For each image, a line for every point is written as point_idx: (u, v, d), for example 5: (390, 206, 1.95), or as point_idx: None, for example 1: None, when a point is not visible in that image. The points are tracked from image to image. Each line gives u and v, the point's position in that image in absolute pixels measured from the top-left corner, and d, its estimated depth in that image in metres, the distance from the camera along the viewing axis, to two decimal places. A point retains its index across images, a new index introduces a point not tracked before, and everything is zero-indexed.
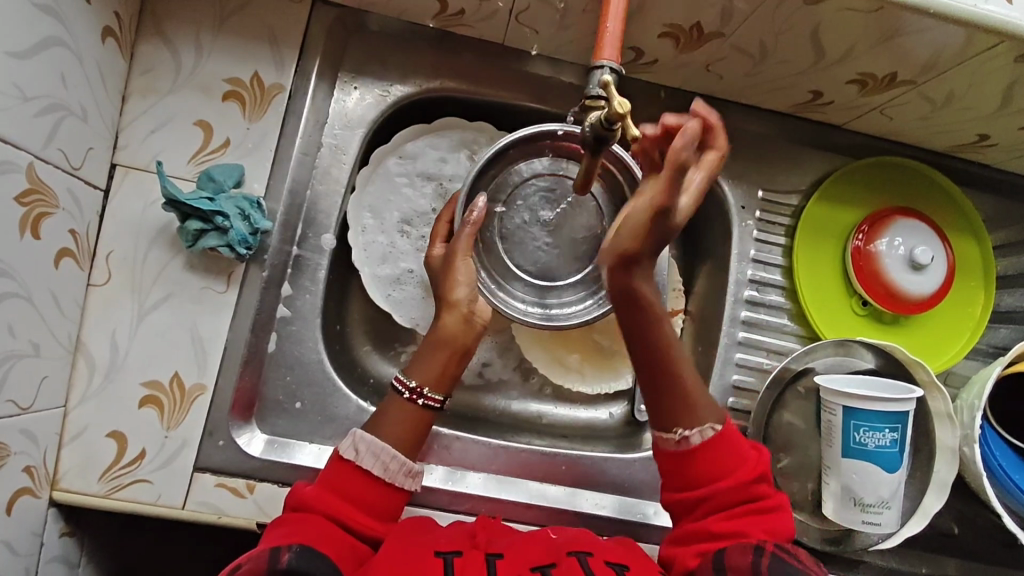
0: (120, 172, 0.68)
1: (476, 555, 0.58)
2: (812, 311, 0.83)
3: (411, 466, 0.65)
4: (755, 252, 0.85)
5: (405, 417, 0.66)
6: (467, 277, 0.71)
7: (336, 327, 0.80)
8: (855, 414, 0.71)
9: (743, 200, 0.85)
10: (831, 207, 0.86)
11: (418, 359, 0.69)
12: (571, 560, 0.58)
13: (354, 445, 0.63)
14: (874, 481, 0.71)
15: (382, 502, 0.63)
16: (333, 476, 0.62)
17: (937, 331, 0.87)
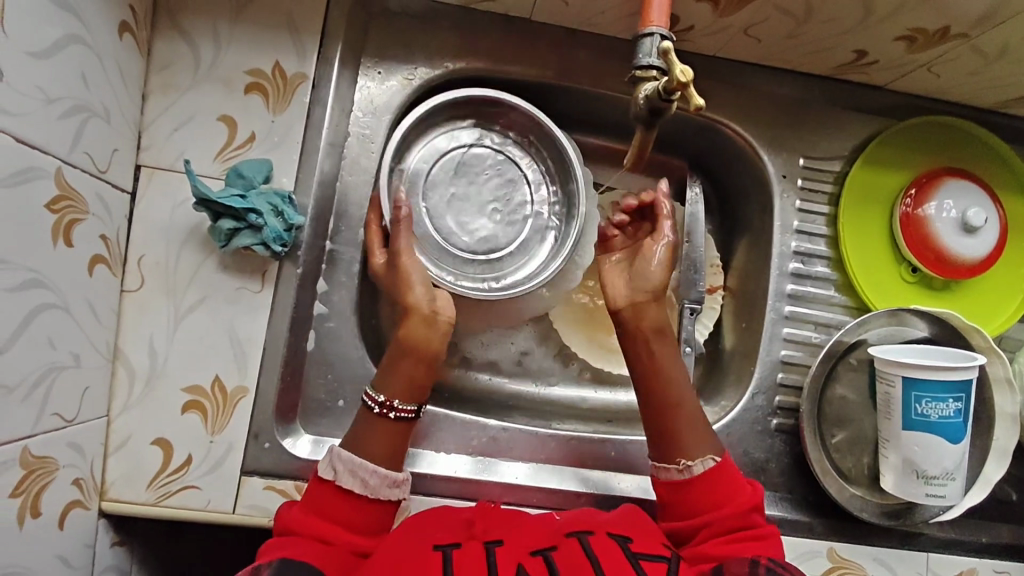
0: (146, 173, 0.66)
1: (475, 545, 0.57)
2: (860, 282, 0.80)
3: (390, 476, 0.62)
4: (798, 223, 0.82)
5: (378, 431, 0.63)
6: (423, 280, 0.67)
7: (371, 321, 0.78)
8: (916, 384, 0.68)
9: (784, 169, 0.82)
10: (876, 172, 0.83)
11: (386, 371, 0.65)
12: (571, 542, 0.58)
13: (332, 465, 0.61)
14: (937, 453, 0.68)
15: (372, 519, 0.61)
16: (309, 498, 0.61)
17: (990, 295, 0.84)
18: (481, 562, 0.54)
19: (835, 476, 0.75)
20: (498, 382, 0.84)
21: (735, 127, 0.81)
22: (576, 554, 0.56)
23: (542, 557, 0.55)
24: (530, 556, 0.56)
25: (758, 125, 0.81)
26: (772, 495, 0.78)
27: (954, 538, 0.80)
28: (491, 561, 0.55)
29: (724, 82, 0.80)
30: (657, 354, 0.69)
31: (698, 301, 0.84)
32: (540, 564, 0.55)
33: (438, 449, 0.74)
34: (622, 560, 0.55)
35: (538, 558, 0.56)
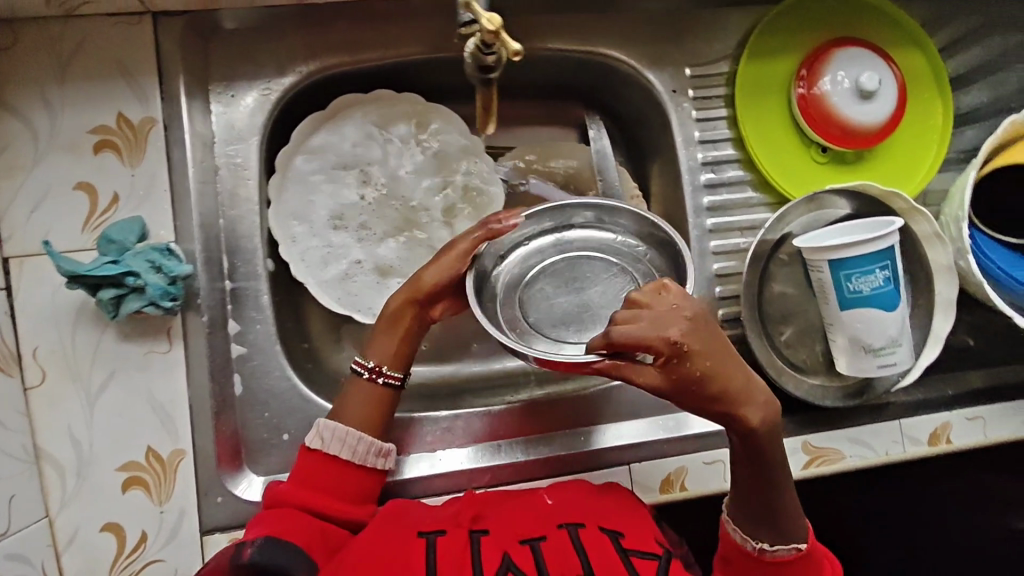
0: (15, 264, 0.63)
1: (459, 532, 0.57)
2: (772, 174, 0.79)
3: (379, 445, 0.66)
4: (699, 133, 0.79)
5: (370, 397, 0.67)
6: (441, 268, 0.66)
7: (301, 345, 0.77)
8: (842, 265, 0.68)
9: (672, 84, 0.79)
10: (764, 62, 0.81)
11: (376, 336, 0.68)
12: (562, 533, 0.58)
13: (319, 435, 0.64)
14: (873, 323, 0.69)
15: (358, 484, 0.65)
16: (299, 464, 0.64)
17: (902, 154, 0.84)
18: (464, 553, 0.54)
19: (791, 373, 0.75)
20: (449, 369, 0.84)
21: (615, 53, 0.79)
22: (565, 547, 0.56)
23: (530, 547, 0.56)
24: (517, 544, 0.56)
25: (636, 45, 0.79)
26: None
27: (922, 399, 0.80)
28: (475, 549, 0.55)
29: (589, 12, 0.78)
30: (765, 449, 0.60)
31: None
32: (527, 555, 0.54)
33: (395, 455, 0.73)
34: (612, 556, 0.56)
35: (526, 547, 0.56)
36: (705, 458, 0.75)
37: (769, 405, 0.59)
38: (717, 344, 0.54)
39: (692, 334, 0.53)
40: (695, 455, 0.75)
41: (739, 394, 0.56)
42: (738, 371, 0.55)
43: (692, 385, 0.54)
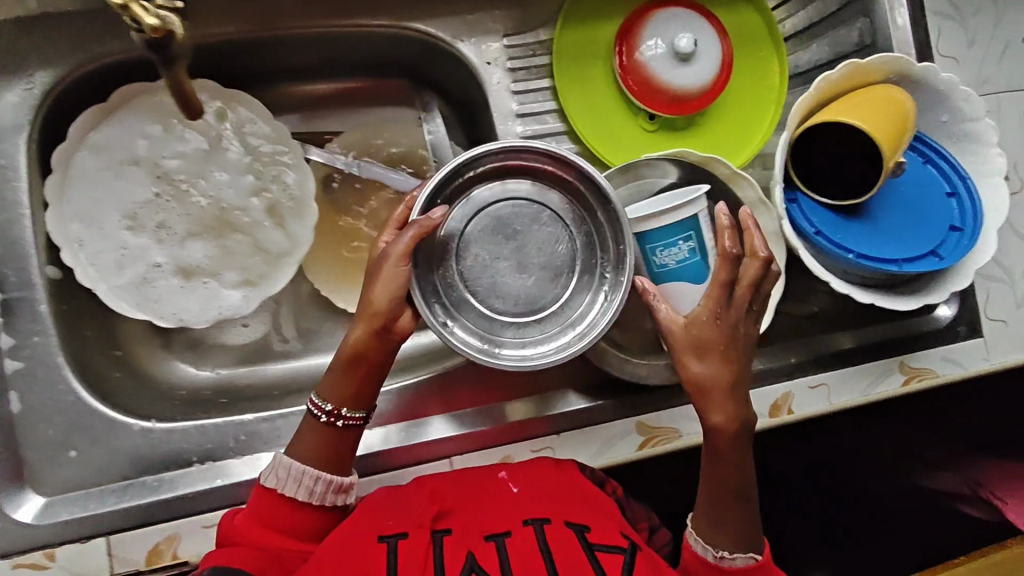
0: None
1: (422, 535, 0.56)
2: (596, 147, 0.75)
3: (335, 481, 0.62)
4: (517, 106, 0.75)
5: (318, 438, 0.63)
6: (387, 284, 0.62)
7: (112, 353, 0.76)
8: (645, 237, 0.67)
9: (486, 55, 0.75)
10: (586, 26, 0.77)
11: (328, 377, 0.64)
12: (526, 530, 0.57)
13: (274, 472, 0.61)
14: (684, 297, 0.68)
15: (313, 521, 0.61)
16: (253, 507, 0.60)
17: (738, 117, 0.80)
18: (427, 561, 0.54)
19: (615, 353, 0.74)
20: (291, 364, 0.83)
21: (422, 27, 0.74)
22: (529, 546, 0.56)
23: (492, 544, 0.56)
24: (482, 542, 0.56)
25: (444, 15, 0.74)
26: (569, 390, 0.75)
27: (761, 368, 0.79)
28: (438, 553, 0.55)
29: None
30: (730, 452, 0.65)
31: None
32: (491, 554, 0.55)
33: (195, 463, 0.68)
34: (578, 554, 0.55)
35: (491, 545, 0.56)
36: (531, 445, 0.73)
37: (744, 414, 0.64)
38: (736, 338, 0.64)
39: (725, 315, 0.63)
40: (521, 444, 0.73)
41: (717, 387, 0.63)
42: (733, 374, 0.63)
43: (695, 351, 0.63)
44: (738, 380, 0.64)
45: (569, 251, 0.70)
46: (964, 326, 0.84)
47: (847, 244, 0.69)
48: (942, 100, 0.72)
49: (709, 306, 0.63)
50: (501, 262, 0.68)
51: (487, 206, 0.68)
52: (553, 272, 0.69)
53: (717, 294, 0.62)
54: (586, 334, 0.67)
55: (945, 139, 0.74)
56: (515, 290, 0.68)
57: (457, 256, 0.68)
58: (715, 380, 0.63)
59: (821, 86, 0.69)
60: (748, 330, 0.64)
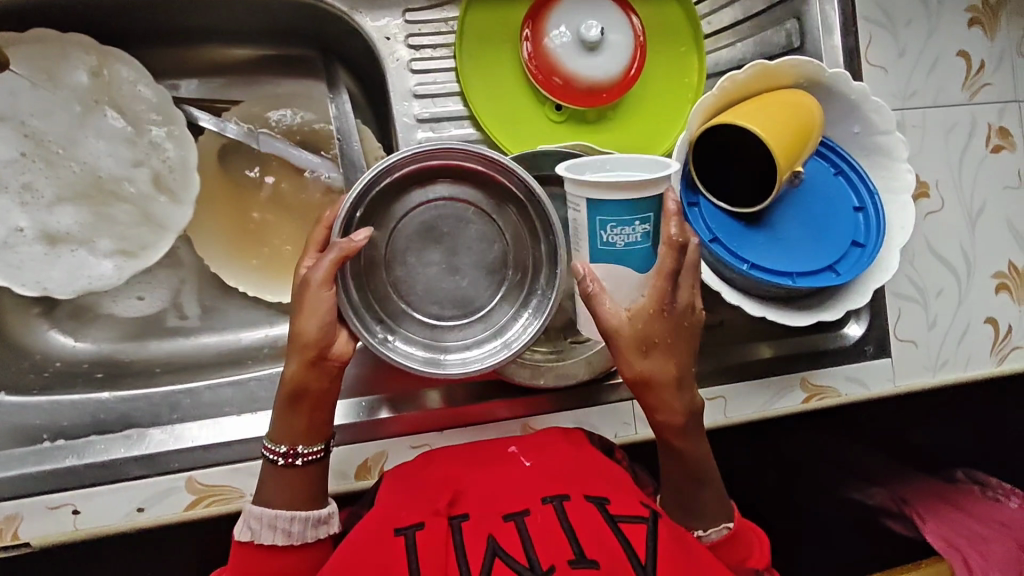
0: None
1: (440, 522, 0.51)
2: (495, 135, 0.72)
3: (312, 515, 0.58)
4: (416, 85, 0.72)
5: (281, 482, 0.58)
6: (318, 313, 0.57)
7: None
8: (600, 209, 0.56)
9: (387, 30, 0.72)
10: (498, 5, 0.73)
11: (276, 417, 0.59)
12: (547, 508, 0.50)
13: (247, 526, 0.56)
14: (621, 285, 0.59)
15: (305, 560, 0.57)
16: (234, 562, 0.56)
17: (652, 115, 0.77)
18: (446, 547, 0.48)
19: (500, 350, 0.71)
20: (175, 343, 0.77)
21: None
22: (552, 522, 0.49)
23: (513, 524, 0.49)
24: (501, 523, 0.50)
25: None
26: (455, 387, 0.72)
27: None
28: (457, 541, 0.49)
29: None
30: (689, 445, 0.62)
31: None
32: (512, 534, 0.48)
33: (43, 440, 0.67)
34: (601, 526, 0.49)
35: (511, 525, 0.50)
36: (409, 442, 0.69)
37: (695, 403, 0.61)
38: (681, 328, 0.58)
39: (673, 306, 0.57)
40: (397, 441, 0.69)
41: (665, 384, 0.58)
42: (681, 369, 0.58)
43: (641, 352, 0.58)
44: (685, 374, 0.59)
45: (497, 251, 0.69)
46: (872, 344, 0.80)
47: (743, 254, 0.67)
48: (854, 108, 0.69)
49: (655, 298, 0.56)
50: (433, 267, 0.68)
51: (412, 214, 0.67)
52: (487, 273, 0.69)
53: (665, 282, 0.56)
54: (518, 336, 0.66)
55: (853, 149, 0.72)
56: (452, 291, 0.68)
57: (384, 267, 0.67)
58: (666, 379, 0.58)
59: (727, 85, 0.66)
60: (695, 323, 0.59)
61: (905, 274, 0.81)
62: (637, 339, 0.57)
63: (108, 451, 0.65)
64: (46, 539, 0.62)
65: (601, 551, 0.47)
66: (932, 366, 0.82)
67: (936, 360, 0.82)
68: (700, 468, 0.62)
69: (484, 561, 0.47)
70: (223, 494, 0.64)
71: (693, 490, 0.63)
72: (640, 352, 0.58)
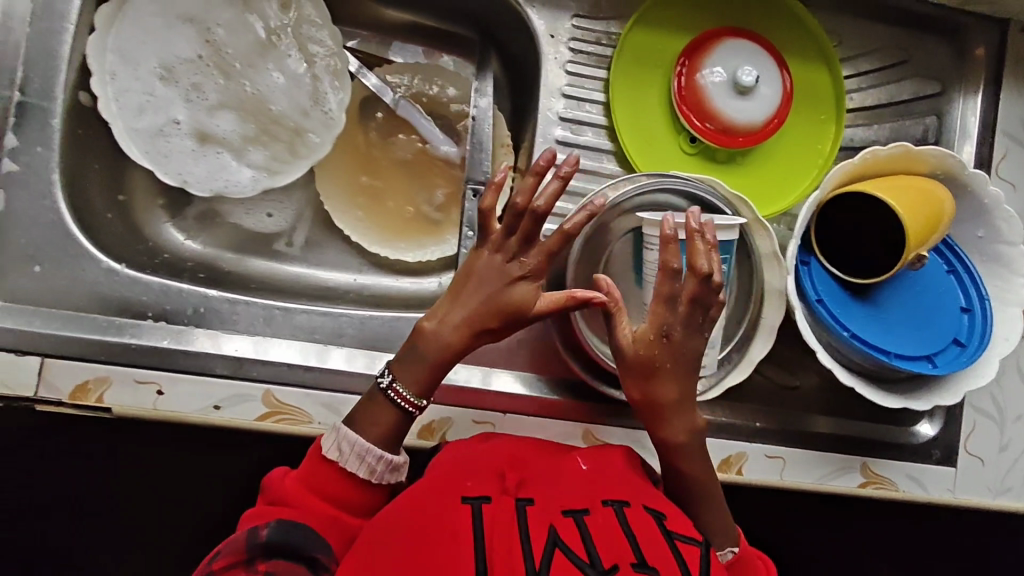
0: None
1: (505, 500, 0.53)
2: (629, 149, 0.74)
3: (394, 460, 0.57)
4: (566, 86, 0.75)
5: (382, 421, 0.58)
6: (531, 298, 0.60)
7: (115, 197, 0.75)
8: (686, 247, 0.61)
9: (552, 28, 0.75)
10: (656, 34, 0.76)
11: (407, 364, 0.59)
12: (607, 510, 0.52)
13: (337, 445, 0.56)
14: None
15: (369, 499, 0.57)
16: (309, 473, 0.56)
17: (778, 171, 0.78)
18: (512, 523, 0.50)
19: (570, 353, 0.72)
20: (275, 266, 0.81)
21: None
22: (612, 527, 0.51)
23: (573, 520, 0.51)
24: (561, 517, 0.51)
25: None
26: (528, 376, 0.73)
27: (727, 423, 0.75)
28: (522, 522, 0.50)
29: None
30: (692, 467, 0.62)
31: (481, 181, 0.80)
32: (572, 527, 0.50)
33: (147, 318, 0.68)
34: (659, 539, 0.51)
35: (570, 520, 0.51)
36: (473, 416, 0.70)
37: (695, 422, 0.63)
38: (683, 353, 0.60)
39: (673, 332, 0.59)
40: (464, 412, 0.70)
41: (666, 404, 0.61)
42: (680, 387, 0.61)
43: (638, 376, 0.61)
44: (686, 388, 0.61)
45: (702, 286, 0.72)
46: (939, 450, 0.79)
47: (845, 321, 0.67)
48: (984, 213, 0.70)
49: (654, 324, 0.59)
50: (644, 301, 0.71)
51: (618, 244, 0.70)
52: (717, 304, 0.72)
53: (665, 310, 0.59)
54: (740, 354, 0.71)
55: (973, 253, 0.72)
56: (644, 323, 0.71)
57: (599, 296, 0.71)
58: (670, 394, 0.61)
59: (868, 158, 0.67)
60: (699, 347, 0.60)
61: (988, 389, 0.80)
62: (648, 355, 0.60)
63: (202, 346, 0.66)
64: (125, 409, 0.64)
65: (658, 558, 0.49)
66: (993, 488, 0.80)
67: (998, 484, 0.80)
68: (708, 494, 0.62)
69: (546, 546, 0.48)
70: (293, 415, 0.66)
71: (705, 515, 0.62)
72: (652, 362, 0.60)
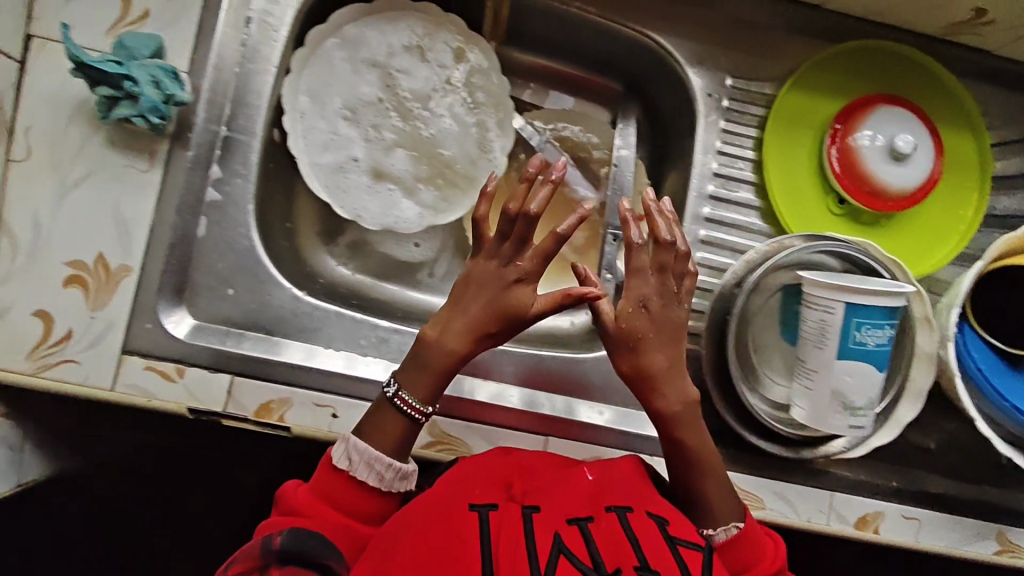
0: (37, 44, 0.65)
1: (512, 509, 0.54)
2: (780, 208, 0.77)
3: (403, 468, 0.58)
4: (720, 144, 0.78)
5: (387, 427, 0.59)
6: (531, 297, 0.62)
7: (284, 225, 0.79)
8: (859, 312, 0.63)
9: (710, 88, 0.78)
10: (809, 97, 0.79)
11: (409, 371, 0.60)
12: (610, 516, 0.55)
13: (347, 455, 0.57)
14: (863, 381, 0.65)
15: (379, 508, 0.57)
16: (320, 483, 0.57)
17: (921, 234, 0.80)
18: (518, 529, 0.51)
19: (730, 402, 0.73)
20: (414, 294, 0.84)
21: (660, 43, 0.78)
22: (614, 532, 0.53)
23: (579, 528, 0.53)
24: (566, 525, 0.53)
25: (687, 40, 0.78)
26: None
27: (863, 481, 0.76)
28: (529, 526, 0.52)
29: None
30: (692, 439, 0.63)
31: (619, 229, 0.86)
32: (578, 537, 0.52)
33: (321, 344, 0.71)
34: (661, 542, 0.52)
35: (575, 529, 0.53)
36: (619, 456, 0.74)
37: (690, 394, 0.64)
38: (667, 322, 0.63)
39: (652, 303, 0.63)
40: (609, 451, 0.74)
41: (659, 373, 0.63)
42: (667, 356, 0.63)
43: (626, 350, 0.63)
44: (672, 356, 0.64)
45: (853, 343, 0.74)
46: None
47: (1004, 391, 0.69)
48: None
49: (632, 296, 0.63)
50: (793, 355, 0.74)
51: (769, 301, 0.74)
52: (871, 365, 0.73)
53: (641, 279, 0.62)
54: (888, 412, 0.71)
55: None
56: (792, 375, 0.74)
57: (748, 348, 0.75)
58: (662, 364, 0.63)
59: None
60: (681, 317, 0.64)
61: None
62: (632, 326, 0.62)
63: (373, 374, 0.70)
64: (303, 429, 0.67)
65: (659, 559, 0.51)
66: None
67: None
68: (712, 469, 0.63)
69: (551, 551, 0.49)
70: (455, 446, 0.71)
71: (711, 492, 0.62)
72: (647, 331, 0.62)
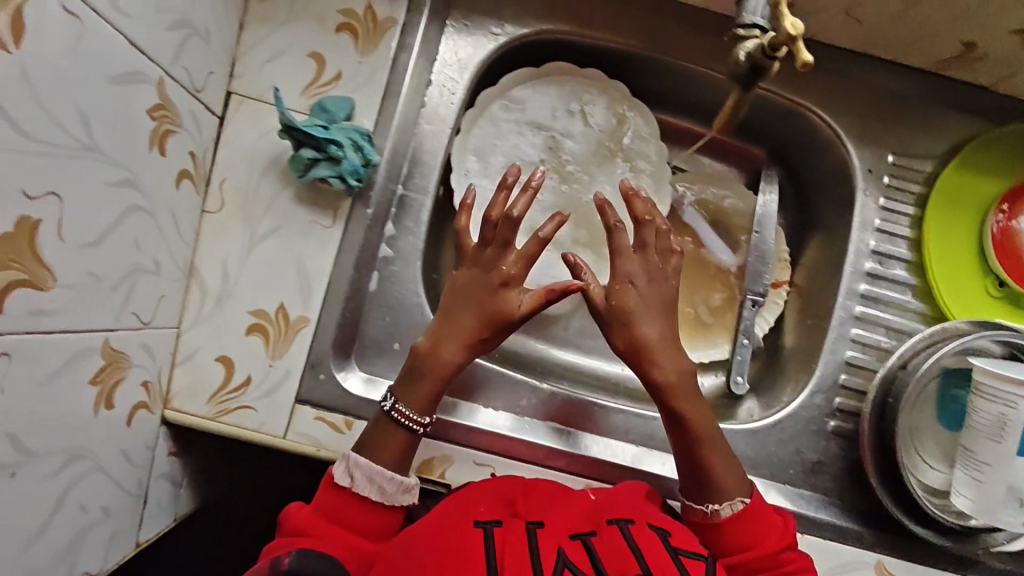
0: (235, 100, 0.67)
1: (516, 524, 0.54)
2: (940, 289, 0.76)
3: (404, 480, 0.59)
4: (879, 222, 0.78)
5: (391, 442, 0.60)
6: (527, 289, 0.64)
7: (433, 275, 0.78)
8: None
9: (870, 164, 0.78)
10: (971, 178, 0.78)
11: (408, 383, 0.62)
12: (612, 530, 0.54)
13: (347, 472, 0.58)
14: None
15: (384, 523, 0.58)
16: (321, 502, 0.58)
17: None
18: (523, 544, 0.51)
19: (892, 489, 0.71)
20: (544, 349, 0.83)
21: (823, 115, 0.79)
22: (617, 546, 0.52)
23: (581, 543, 0.52)
24: (569, 540, 0.53)
25: (848, 114, 0.78)
26: (822, 499, 0.75)
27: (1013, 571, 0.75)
28: (533, 543, 0.51)
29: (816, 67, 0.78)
30: (690, 415, 0.63)
31: (761, 295, 0.81)
32: (582, 551, 0.51)
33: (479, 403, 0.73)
34: (662, 553, 0.52)
35: (578, 542, 0.53)
36: None
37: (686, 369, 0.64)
38: (655, 292, 0.65)
39: (639, 280, 0.64)
40: None
41: (654, 345, 0.63)
42: (659, 330, 0.64)
43: (620, 326, 0.64)
44: (663, 329, 0.64)
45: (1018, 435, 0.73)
46: None
47: None
48: None
49: (621, 274, 0.64)
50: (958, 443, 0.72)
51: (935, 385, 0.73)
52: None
53: (629, 258, 0.65)
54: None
55: None
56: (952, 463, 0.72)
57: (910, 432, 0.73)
58: (657, 337, 0.64)
59: None
60: (668, 288, 0.65)
61: None
62: (626, 301, 0.64)
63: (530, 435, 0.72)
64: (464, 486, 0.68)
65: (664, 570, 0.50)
66: None
67: None
68: (713, 445, 0.63)
69: (556, 565, 0.49)
70: None
71: (715, 469, 0.62)
72: (639, 308, 0.64)
